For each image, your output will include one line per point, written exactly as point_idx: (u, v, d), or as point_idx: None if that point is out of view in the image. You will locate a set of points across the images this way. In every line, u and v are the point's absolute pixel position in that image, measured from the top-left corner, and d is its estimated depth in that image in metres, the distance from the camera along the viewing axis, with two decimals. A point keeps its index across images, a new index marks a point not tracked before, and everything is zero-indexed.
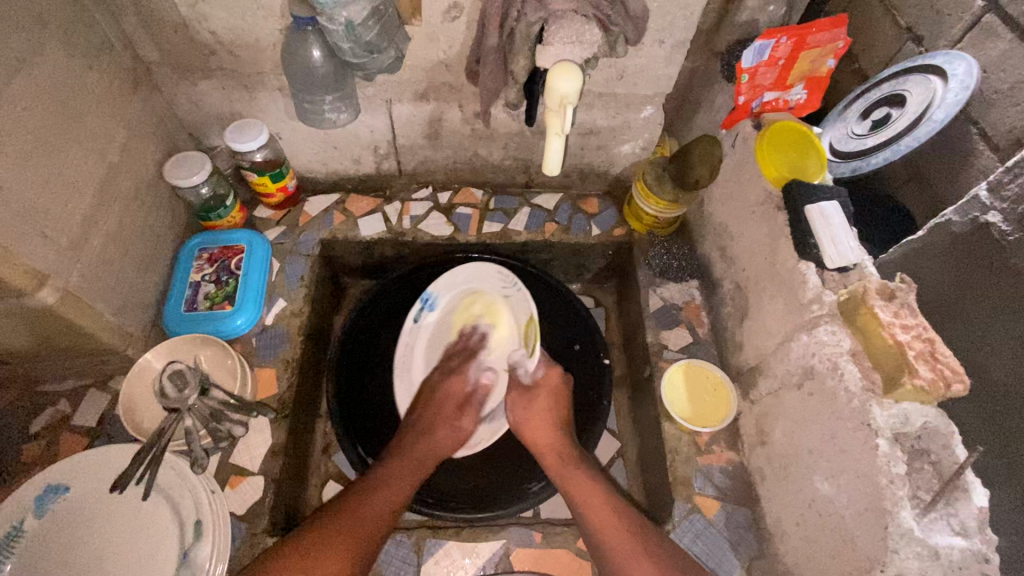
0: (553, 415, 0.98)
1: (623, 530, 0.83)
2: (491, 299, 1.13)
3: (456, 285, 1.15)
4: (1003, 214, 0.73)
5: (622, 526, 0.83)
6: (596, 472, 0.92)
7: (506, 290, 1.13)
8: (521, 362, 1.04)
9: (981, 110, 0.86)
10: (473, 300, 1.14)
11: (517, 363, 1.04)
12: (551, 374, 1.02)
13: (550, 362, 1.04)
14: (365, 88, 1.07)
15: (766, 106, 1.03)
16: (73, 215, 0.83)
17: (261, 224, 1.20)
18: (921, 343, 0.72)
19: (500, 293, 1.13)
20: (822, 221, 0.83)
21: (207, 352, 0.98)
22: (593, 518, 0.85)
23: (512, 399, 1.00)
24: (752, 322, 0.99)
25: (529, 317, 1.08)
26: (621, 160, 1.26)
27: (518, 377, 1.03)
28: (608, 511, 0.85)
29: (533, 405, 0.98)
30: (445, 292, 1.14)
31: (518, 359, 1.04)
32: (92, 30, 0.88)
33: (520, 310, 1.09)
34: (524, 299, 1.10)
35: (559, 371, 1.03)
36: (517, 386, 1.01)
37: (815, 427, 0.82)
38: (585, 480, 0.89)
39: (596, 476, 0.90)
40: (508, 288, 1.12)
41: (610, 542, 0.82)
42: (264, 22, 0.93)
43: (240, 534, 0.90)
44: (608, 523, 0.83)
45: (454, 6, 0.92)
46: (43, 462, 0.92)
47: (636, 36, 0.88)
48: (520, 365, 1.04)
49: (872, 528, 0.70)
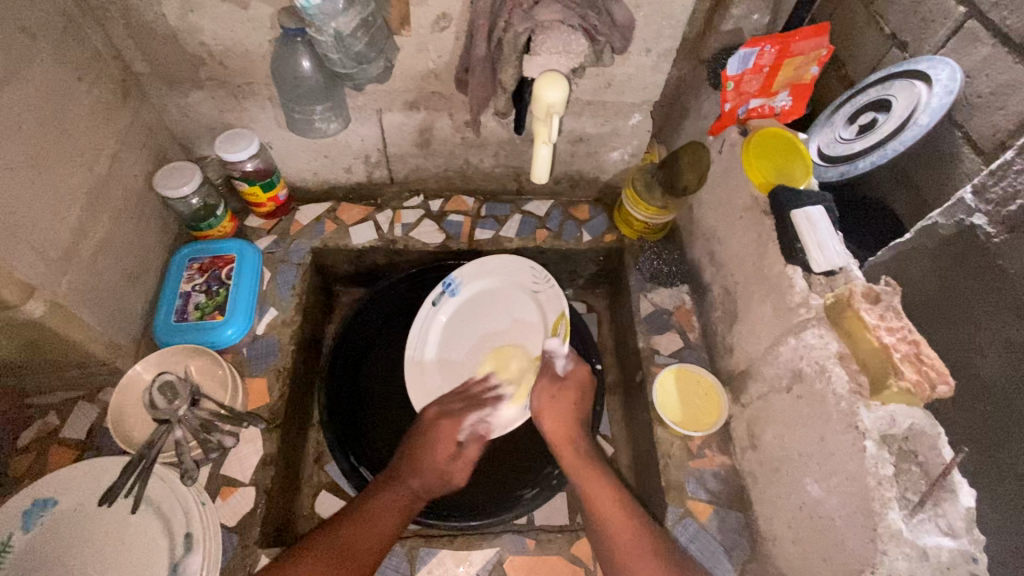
0: (574, 412, 0.98)
1: (630, 529, 0.84)
2: (520, 292, 1.15)
3: (481, 275, 1.17)
4: (987, 216, 0.75)
5: (626, 520, 0.84)
6: (602, 463, 0.94)
7: (536, 286, 1.14)
8: (555, 350, 1.03)
9: (964, 115, 0.88)
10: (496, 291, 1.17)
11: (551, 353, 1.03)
12: (582, 369, 1.03)
13: (580, 359, 1.04)
14: (355, 98, 1.07)
15: (751, 113, 1.05)
16: (62, 227, 0.83)
17: (252, 233, 1.20)
18: (906, 345, 0.73)
19: (529, 287, 1.15)
20: (808, 226, 0.85)
21: (198, 362, 0.97)
22: (605, 518, 0.86)
23: (541, 386, 1.00)
24: (741, 326, 1.00)
25: (559, 313, 1.10)
26: (611, 167, 1.27)
27: (551, 368, 1.02)
28: (614, 504, 0.86)
29: (557, 399, 0.99)
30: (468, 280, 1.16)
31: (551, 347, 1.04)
32: (82, 42, 0.88)
33: (551, 307, 1.11)
34: (557, 297, 1.12)
35: (587, 369, 1.03)
36: (546, 376, 1.01)
37: (804, 430, 0.83)
38: (598, 480, 0.90)
39: (601, 468, 0.92)
40: (539, 284, 1.14)
41: (613, 533, 0.84)
42: (254, 33, 0.94)
43: (232, 544, 0.89)
44: (617, 522, 0.84)
45: (443, 16, 0.93)
46: (31, 475, 0.91)
47: (622, 45, 0.89)
48: (553, 353, 1.03)
49: (861, 530, 0.71)
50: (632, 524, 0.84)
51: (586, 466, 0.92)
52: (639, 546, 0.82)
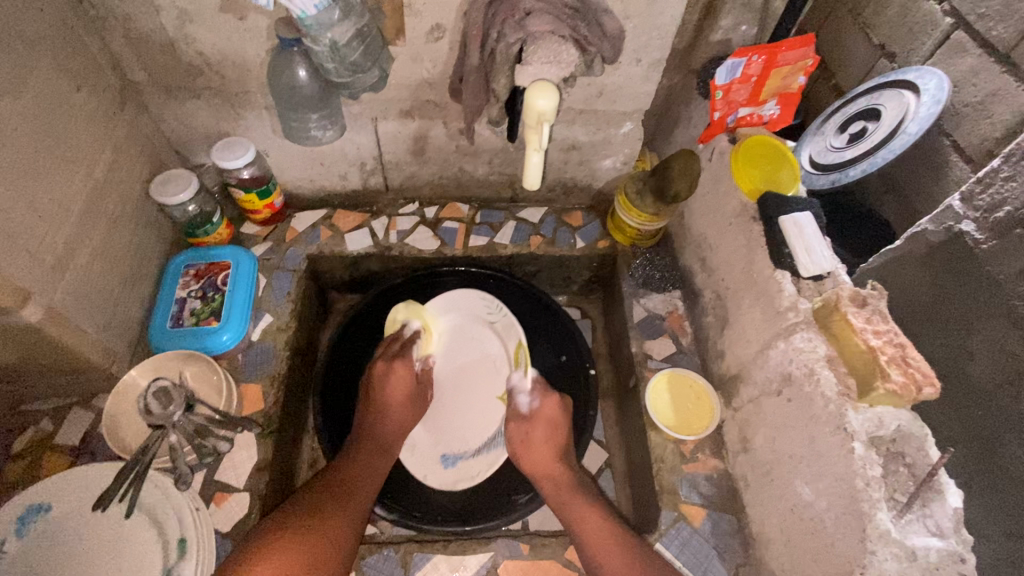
0: (553, 445, 0.99)
1: (621, 555, 0.84)
2: (478, 325, 1.20)
3: (450, 312, 1.20)
4: (975, 223, 0.76)
5: (616, 551, 0.84)
6: (590, 494, 0.94)
7: (492, 316, 1.20)
8: (519, 387, 1.07)
9: (952, 123, 0.90)
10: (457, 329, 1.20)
11: (516, 389, 1.07)
12: (550, 402, 1.03)
13: (546, 391, 1.05)
14: (351, 107, 1.09)
15: (741, 121, 1.06)
16: (59, 233, 0.84)
17: (248, 240, 1.21)
18: (892, 347, 0.74)
19: (484, 318, 1.20)
20: (797, 232, 0.86)
21: (193, 368, 0.98)
22: (592, 544, 0.86)
23: (513, 432, 1.02)
24: (732, 330, 1.01)
25: (517, 342, 1.16)
26: (603, 174, 1.29)
27: (518, 408, 1.04)
28: (604, 533, 0.87)
29: (531, 435, 1.00)
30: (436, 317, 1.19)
31: (515, 383, 1.08)
32: (81, 52, 0.89)
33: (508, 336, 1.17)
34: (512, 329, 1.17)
35: (556, 399, 1.04)
36: (514, 418, 1.03)
37: (794, 433, 0.83)
38: (588, 509, 0.91)
39: (590, 499, 0.93)
40: (493, 314, 1.19)
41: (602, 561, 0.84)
42: (251, 43, 0.96)
43: (225, 551, 0.89)
44: (605, 549, 0.85)
45: (437, 27, 0.94)
46: (24, 481, 0.91)
47: (612, 54, 0.91)
48: (517, 390, 1.07)
49: (850, 531, 0.72)
50: (619, 549, 0.85)
51: (566, 492, 0.94)
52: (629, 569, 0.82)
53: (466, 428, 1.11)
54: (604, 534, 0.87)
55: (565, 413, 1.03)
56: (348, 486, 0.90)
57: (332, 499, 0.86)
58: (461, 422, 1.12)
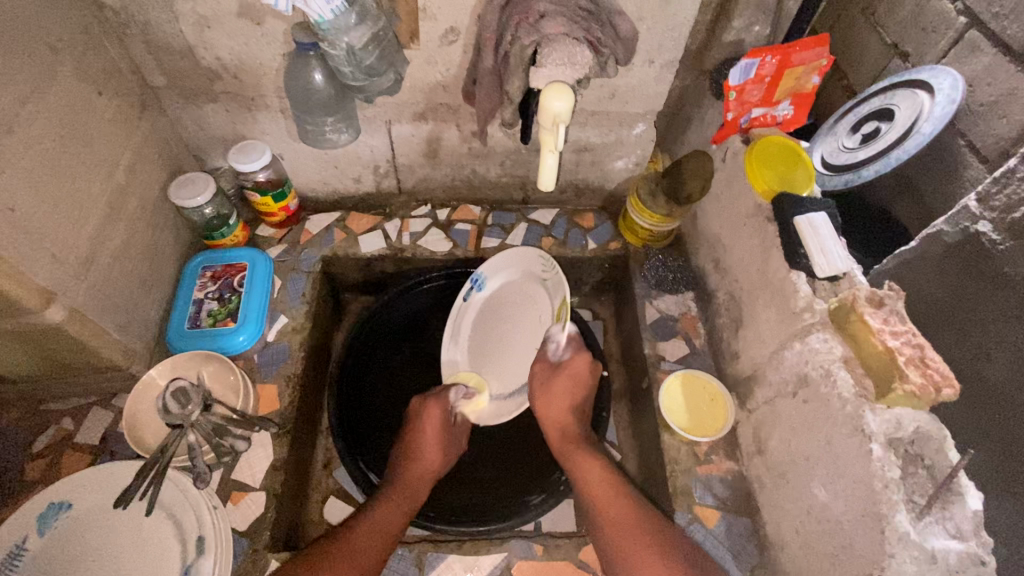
0: (571, 398, 0.98)
1: (623, 507, 0.86)
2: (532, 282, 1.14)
3: (505, 268, 1.16)
4: (992, 224, 0.75)
5: (620, 504, 0.86)
6: (594, 447, 0.96)
7: (545, 274, 1.12)
8: (552, 336, 1.02)
9: (966, 123, 0.89)
10: (517, 285, 1.16)
11: (549, 338, 1.03)
12: (580, 359, 0.99)
13: (580, 348, 1.01)
14: (365, 110, 1.10)
15: (754, 122, 1.06)
16: (81, 235, 0.85)
17: (263, 241, 1.23)
18: (911, 348, 0.73)
19: (539, 275, 1.13)
20: (812, 233, 0.86)
21: (211, 368, 0.99)
22: (595, 498, 0.88)
23: (536, 374, 1.01)
24: (747, 331, 1.01)
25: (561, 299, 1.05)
26: (615, 175, 1.29)
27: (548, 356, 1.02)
28: (607, 487, 0.89)
29: (551, 384, 0.99)
30: (491, 275, 1.15)
31: (551, 333, 1.03)
32: (103, 57, 0.91)
33: (555, 294, 1.07)
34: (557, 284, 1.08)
35: (587, 358, 0.99)
36: (541, 362, 1.02)
37: (811, 434, 0.83)
38: (589, 462, 0.93)
39: (592, 452, 0.94)
40: (546, 271, 1.11)
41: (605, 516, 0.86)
42: (267, 47, 0.97)
43: (242, 549, 0.90)
44: (608, 502, 0.87)
45: (451, 30, 0.95)
46: (46, 479, 0.92)
47: (625, 56, 0.92)
48: (550, 339, 1.02)
49: (869, 533, 0.71)
50: (622, 502, 0.86)
51: (572, 446, 0.96)
52: (633, 524, 0.83)
53: (504, 370, 1.11)
54: (606, 488, 0.89)
55: (593, 374, 1.00)
56: (359, 534, 0.83)
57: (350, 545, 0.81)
58: (503, 364, 1.12)
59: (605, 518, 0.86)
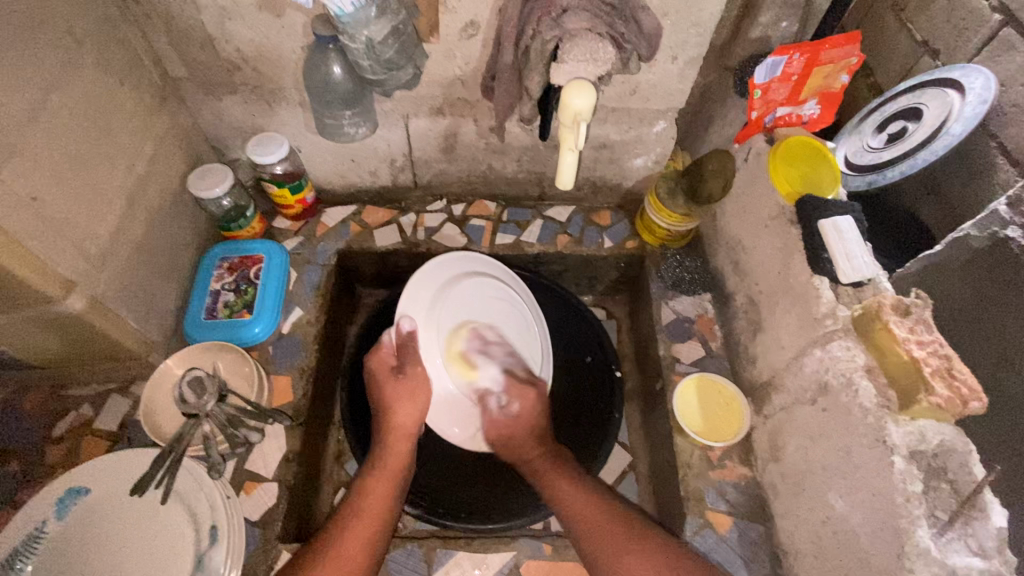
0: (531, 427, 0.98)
1: (619, 534, 0.82)
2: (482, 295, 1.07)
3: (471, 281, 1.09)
4: (1021, 228, 0.73)
5: (613, 532, 0.82)
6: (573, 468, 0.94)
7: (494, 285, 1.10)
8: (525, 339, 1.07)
9: (999, 124, 0.83)
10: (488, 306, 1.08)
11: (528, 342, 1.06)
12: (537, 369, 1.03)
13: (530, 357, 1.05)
14: (383, 103, 1.09)
15: (779, 121, 1.04)
16: (102, 226, 0.86)
17: (280, 233, 1.23)
18: (937, 359, 0.70)
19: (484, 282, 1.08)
20: (836, 236, 0.83)
21: (225, 359, 1.00)
22: (581, 525, 0.84)
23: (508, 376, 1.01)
24: (765, 336, 0.99)
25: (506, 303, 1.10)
26: (633, 173, 1.27)
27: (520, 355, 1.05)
28: (584, 501, 0.87)
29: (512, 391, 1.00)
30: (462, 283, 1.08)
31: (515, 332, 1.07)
32: (124, 48, 0.91)
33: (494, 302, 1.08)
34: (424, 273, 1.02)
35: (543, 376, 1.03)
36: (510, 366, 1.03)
37: (829, 443, 0.81)
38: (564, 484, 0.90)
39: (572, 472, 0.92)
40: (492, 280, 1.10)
41: (599, 543, 0.81)
42: (287, 40, 0.97)
43: (253, 539, 0.91)
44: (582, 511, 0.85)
45: (471, 24, 0.94)
46: (65, 464, 0.94)
47: (649, 52, 0.89)
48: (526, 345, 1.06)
49: (888, 546, 0.70)
50: (605, 522, 0.83)
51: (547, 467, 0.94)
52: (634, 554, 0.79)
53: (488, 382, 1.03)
54: (590, 510, 0.85)
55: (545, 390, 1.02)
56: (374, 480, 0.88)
57: (380, 473, 0.89)
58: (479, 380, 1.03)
59: (592, 541, 0.82)
